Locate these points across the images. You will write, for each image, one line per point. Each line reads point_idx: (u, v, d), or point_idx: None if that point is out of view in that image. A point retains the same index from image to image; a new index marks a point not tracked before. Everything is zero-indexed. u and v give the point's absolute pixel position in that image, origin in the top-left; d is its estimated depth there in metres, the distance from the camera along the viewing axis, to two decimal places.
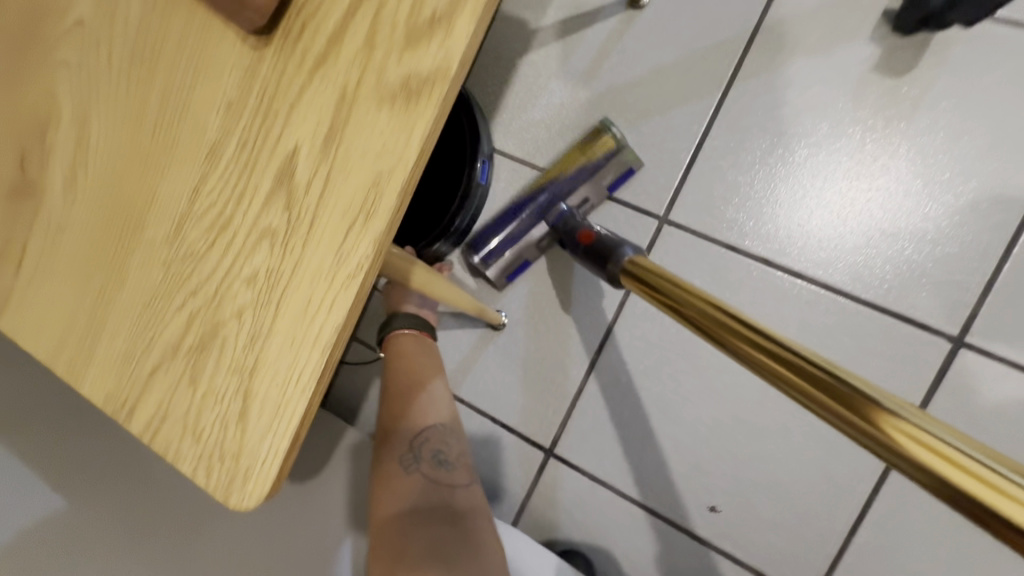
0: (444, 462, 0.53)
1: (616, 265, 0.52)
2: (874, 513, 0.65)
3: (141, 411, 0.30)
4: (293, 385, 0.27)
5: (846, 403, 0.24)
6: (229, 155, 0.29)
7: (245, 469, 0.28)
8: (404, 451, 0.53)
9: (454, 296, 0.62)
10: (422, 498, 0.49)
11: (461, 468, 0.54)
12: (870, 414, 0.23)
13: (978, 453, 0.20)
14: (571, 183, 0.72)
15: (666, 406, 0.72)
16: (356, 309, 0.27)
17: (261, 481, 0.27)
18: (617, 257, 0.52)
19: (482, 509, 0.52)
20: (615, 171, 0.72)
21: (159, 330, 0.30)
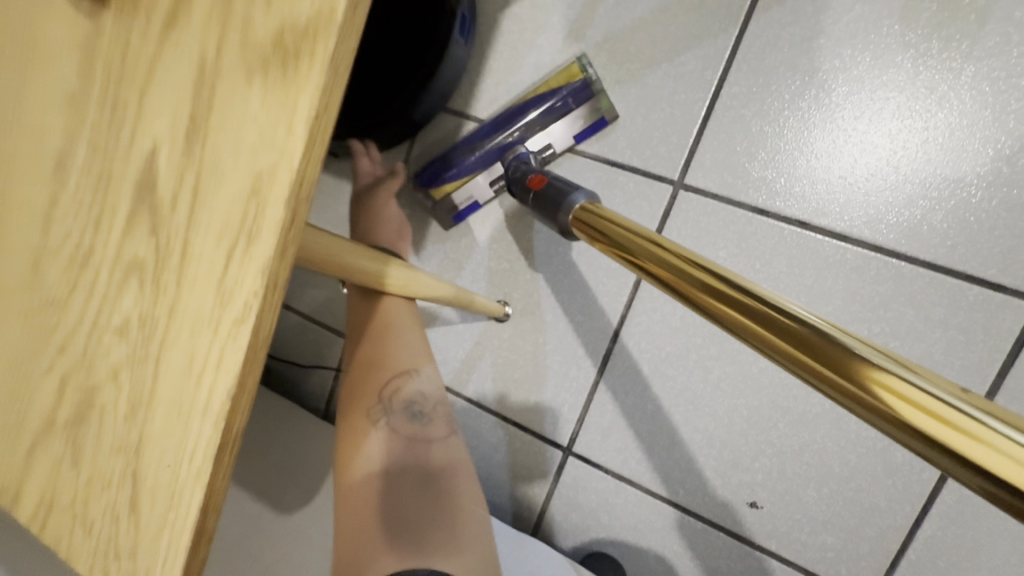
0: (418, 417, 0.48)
1: (567, 216, 0.47)
2: (942, 503, 0.57)
3: (26, 496, 0.24)
4: (188, 467, 0.21)
5: (824, 360, 0.21)
6: (78, 166, 0.22)
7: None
8: (373, 403, 0.48)
9: (438, 293, 0.55)
10: (393, 458, 0.44)
11: (438, 421, 0.49)
12: (855, 371, 0.20)
13: (980, 411, 0.16)
14: (534, 126, 0.67)
15: (694, 395, 0.64)
16: (253, 363, 0.20)
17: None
18: (567, 206, 0.47)
19: (463, 462, 0.47)
20: (581, 118, 0.66)
21: (31, 399, 0.24)
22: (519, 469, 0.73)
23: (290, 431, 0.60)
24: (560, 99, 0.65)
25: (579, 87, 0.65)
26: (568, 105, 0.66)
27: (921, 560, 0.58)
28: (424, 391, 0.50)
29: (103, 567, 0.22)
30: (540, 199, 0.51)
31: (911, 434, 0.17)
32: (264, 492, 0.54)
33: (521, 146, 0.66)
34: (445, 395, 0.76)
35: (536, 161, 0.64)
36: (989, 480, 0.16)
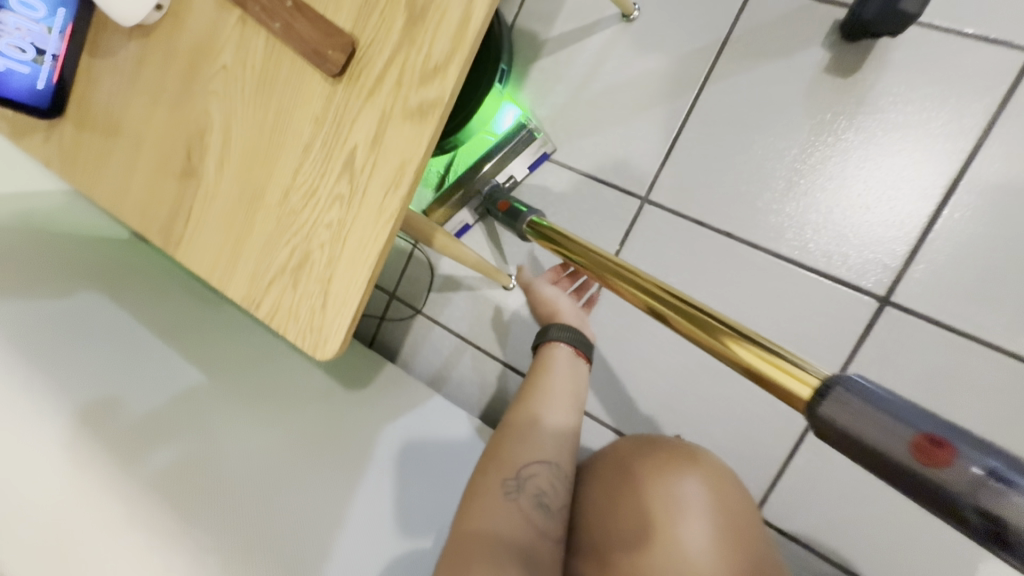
0: (541, 506, 0.63)
1: (524, 224, 0.80)
2: (808, 442, 0.78)
3: (263, 304, 0.49)
4: (354, 287, 0.46)
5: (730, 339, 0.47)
6: (316, 150, 0.48)
7: (326, 337, 0.46)
8: (509, 479, 0.63)
9: (465, 256, 0.79)
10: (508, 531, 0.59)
11: (555, 516, 0.64)
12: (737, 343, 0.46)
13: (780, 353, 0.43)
14: (498, 165, 0.94)
15: (642, 352, 0.88)
16: (390, 242, 0.45)
17: (335, 345, 0.46)
18: (524, 219, 0.80)
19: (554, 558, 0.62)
20: (532, 155, 0.94)
21: (273, 257, 0.49)
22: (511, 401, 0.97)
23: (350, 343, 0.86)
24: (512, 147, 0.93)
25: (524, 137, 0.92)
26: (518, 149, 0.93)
27: (792, 483, 0.79)
28: (552, 487, 0.65)
29: (302, 335, 0.47)
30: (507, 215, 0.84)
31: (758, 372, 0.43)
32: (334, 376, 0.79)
33: (493, 180, 0.94)
34: (460, 343, 1.00)
35: (504, 189, 0.92)
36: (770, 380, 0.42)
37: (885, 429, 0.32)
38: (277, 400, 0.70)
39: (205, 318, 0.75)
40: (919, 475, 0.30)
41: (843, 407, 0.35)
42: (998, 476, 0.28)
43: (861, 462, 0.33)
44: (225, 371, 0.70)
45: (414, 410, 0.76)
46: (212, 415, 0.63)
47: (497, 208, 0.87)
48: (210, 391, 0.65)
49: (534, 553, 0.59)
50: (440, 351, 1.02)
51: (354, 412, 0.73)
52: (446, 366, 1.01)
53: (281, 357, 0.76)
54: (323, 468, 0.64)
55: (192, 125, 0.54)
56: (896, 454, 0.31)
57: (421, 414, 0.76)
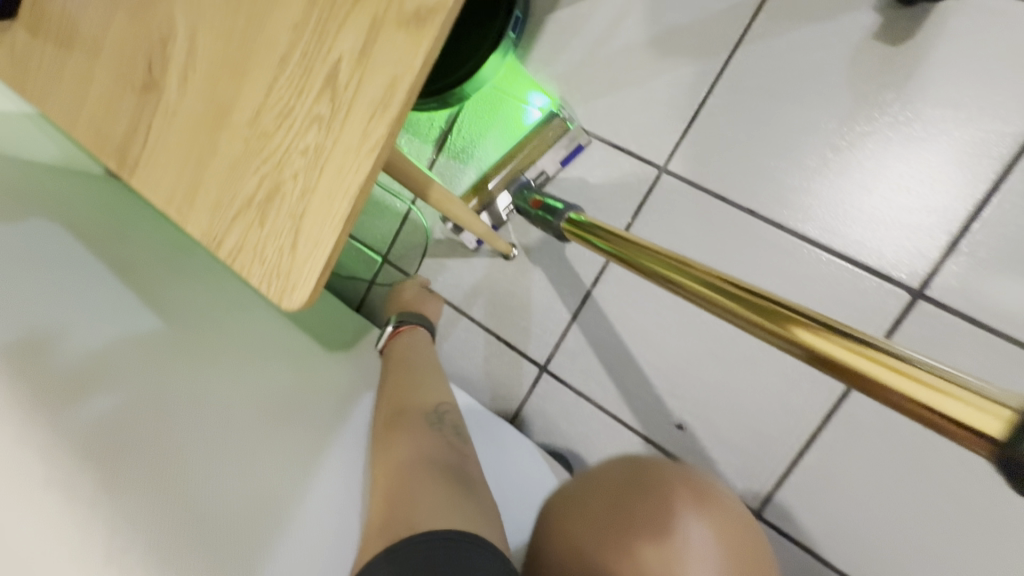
0: (458, 431, 0.64)
1: (560, 223, 0.73)
2: (821, 441, 0.73)
3: (226, 242, 0.43)
4: (328, 225, 0.39)
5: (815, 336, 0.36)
6: (294, 63, 0.41)
7: (293, 282, 0.40)
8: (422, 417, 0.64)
9: (468, 218, 0.74)
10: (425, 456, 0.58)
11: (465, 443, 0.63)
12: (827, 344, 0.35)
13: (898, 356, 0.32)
14: (530, 158, 0.85)
15: (647, 335, 0.82)
16: (374, 174, 0.38)
17: (303, 293, 0.40)
18: (560, 216, 0.73)
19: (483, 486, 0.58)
20: (567, 149, 0.84)
21: (239, 188, 0.43)
22: (503, 378, 0.91)
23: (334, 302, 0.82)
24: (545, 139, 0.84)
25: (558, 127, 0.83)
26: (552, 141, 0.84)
27: (798, 483, 0.74)
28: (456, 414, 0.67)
29: (265, 278, 0.41)
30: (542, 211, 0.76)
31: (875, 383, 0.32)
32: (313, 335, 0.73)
33: (522, 175, 0.85)
34: (454, 313, 0.94)
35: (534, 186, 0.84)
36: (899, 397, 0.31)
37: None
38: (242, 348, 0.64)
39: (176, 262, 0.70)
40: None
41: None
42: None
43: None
44: (188, 319, 0.64)
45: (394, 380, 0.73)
46: (161, 363, 0.57)
47: (529, 204, 0.81)
48: (165, 338, 0.60)
49: (464, 476, 0.57)
50: None
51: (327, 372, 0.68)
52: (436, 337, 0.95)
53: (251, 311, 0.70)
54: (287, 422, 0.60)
55: (154, 31, 0.47)
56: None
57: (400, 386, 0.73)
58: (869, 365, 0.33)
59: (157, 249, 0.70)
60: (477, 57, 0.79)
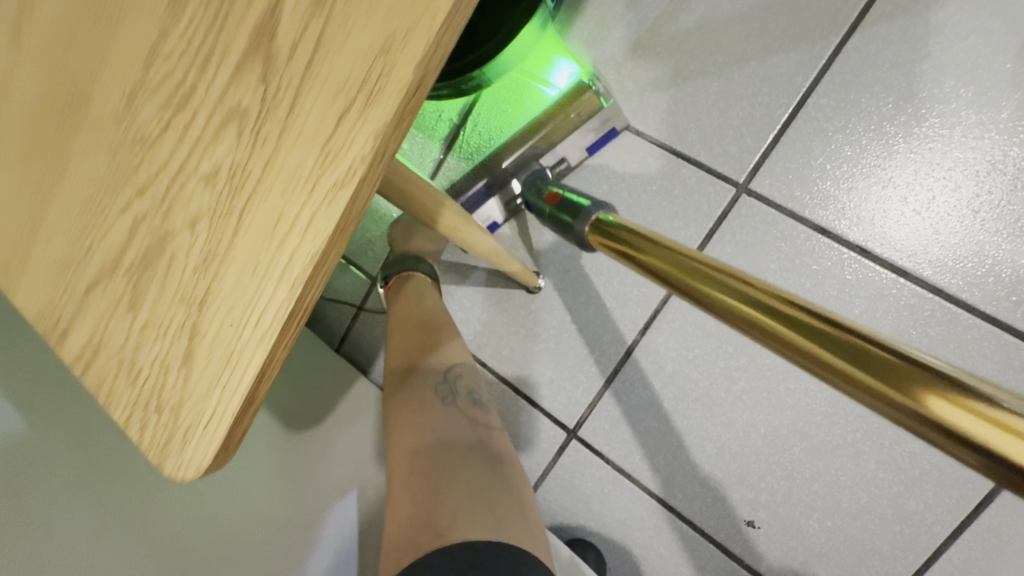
0: (478, 403, 0.53)
1: (583, 226, 0.50)
2: (945, 559, 0.56)
3: (73, 335, 0.23)
4: (251, 329, 0.20)
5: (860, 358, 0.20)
6: (195, 2, 0.21)
7: (184, 429, 0.21)
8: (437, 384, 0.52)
9: (484, 246, 0.54)
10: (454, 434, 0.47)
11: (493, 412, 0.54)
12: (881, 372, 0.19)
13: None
14: (549, 142, 0.64)
15: (712, 403, 0.63)
16: (344, 233, 0.19)
17: (203, 453, 0.21)
18: (584, 216, 0.50)
19: (513, 459, 0.50)
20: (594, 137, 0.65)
21: (99, 237, 0.23)
22: (519, 442, 0.72)
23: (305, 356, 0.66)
24: (572, 119, 0.63)
25: (590, 105, 0.62)
26: (579, 120, 0.63)
27: None
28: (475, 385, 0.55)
29: (135, 413, 0.22)
30: (557, 210, 0.54)
31: (963, 442, 0.16)
32: None
33: (537, 162, 0.65)
34: None
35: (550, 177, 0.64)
36: (1013, 471, 0.15)
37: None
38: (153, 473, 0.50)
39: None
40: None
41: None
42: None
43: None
44: (62, 418, 0.49)
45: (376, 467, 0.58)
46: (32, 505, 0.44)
47: (543, 199, 0.58)
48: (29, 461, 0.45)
49: (491, 453, 0.48)
50: None
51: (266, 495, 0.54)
52: None
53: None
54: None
55: None
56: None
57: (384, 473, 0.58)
58: (961, 413, 0.16)
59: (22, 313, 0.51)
60: (502, 36, 0.58)
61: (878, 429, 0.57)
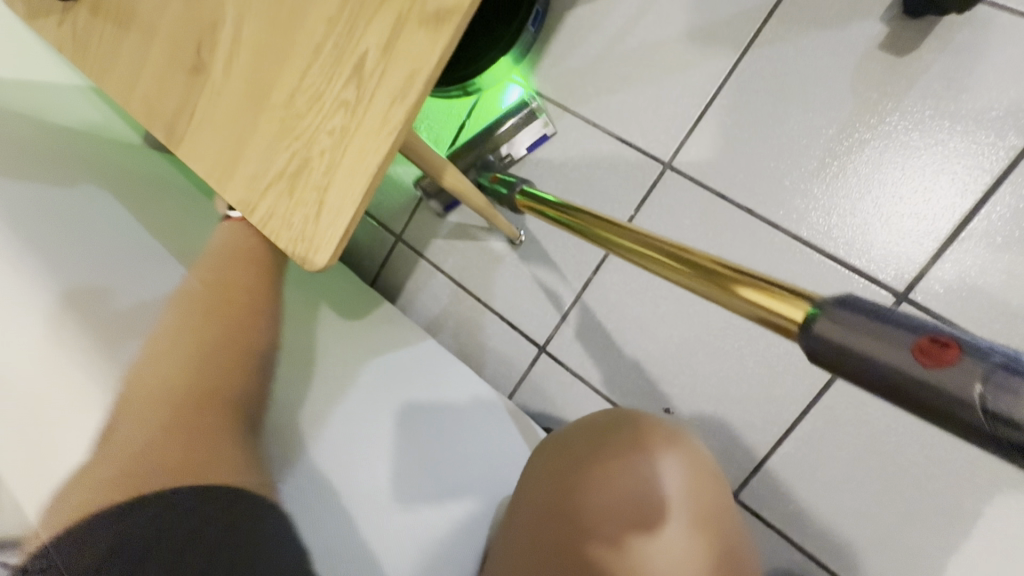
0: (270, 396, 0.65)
1: (511, 195, 0.81)
2: (800, 431, 0.77)
3: (258, 209, 0.48)
4: (349, 198, 0.44)
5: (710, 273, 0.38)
6: (327, 52, 0.46)
7: (315, 247, 0.45)
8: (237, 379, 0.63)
9: (481, 201, 0.78)
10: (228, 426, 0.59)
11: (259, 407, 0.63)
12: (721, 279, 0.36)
13: (777, 283, 0.32)
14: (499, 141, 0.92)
15: (642, 323, 0.86)
16: (391, 155, 0.43)
17: (323, 258, 0.45)
18: (512, 189, 0.81)
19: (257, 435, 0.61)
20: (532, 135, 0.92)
21: (273, 162, 0.48)
22: (504, 356, 0.96)
23: (344, 277, 0.86)
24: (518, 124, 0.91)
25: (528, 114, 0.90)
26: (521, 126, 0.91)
27: (775, 468, 0.79)
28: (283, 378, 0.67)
29: (290, 243, 0.46)
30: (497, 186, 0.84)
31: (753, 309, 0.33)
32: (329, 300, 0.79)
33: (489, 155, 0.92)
34: (461, 292, 0.99)
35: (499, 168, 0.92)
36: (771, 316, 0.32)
37: (872, 333, 0.25)
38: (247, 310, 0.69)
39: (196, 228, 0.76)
40: (912, 375, 0.24)
41: (825, 320, 0.28)
42: (1009, 368, 0.22)
43: (853, 383, 0.26)
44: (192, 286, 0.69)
45: (383, 360, 0.74)
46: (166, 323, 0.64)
47: (490, 180, 0.88)
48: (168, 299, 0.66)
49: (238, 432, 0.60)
50: (440, 298, 1.01)
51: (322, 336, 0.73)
52: (444, 314, 1.01)
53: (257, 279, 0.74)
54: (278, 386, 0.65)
55: (203, 17, 0.52)
56: (897, 371, 0.24)
57: (389, 364, 0.74)
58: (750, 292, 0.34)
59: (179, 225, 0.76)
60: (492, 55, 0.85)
61: (755, 337, 0.79)
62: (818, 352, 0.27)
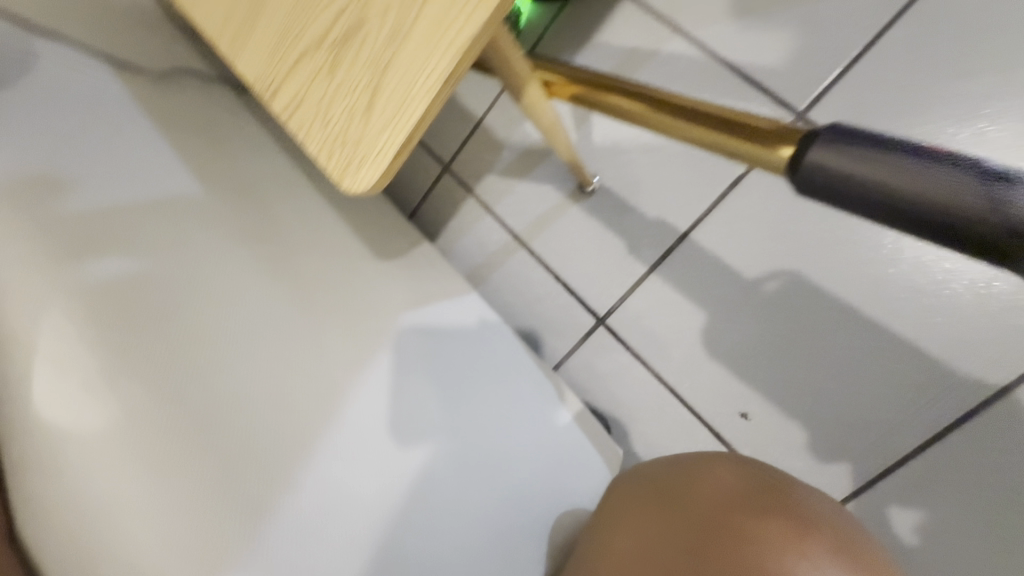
0: None
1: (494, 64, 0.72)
2: (910, 465, 0.63)
3: (283, 91, 0.33)
4: (421, 86, 0.29)
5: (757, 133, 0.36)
6: None
7: (359, 157, 0.30)
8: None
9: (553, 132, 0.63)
10: None
11: None
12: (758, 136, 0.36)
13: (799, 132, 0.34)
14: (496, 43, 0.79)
15: (731, 308, 0.71)
16: (495, 24, 0.28)
17: (371, 174, 0.30)
18: None
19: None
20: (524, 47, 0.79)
21: (311, 23, 0.33)
22: (554, 322, 0.83)
23: (376, 208, 0.71)
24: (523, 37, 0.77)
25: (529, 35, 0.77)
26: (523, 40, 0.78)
27: (870, 501, 0.66)
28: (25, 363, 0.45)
29: (323, 148, 0.32)
30: None
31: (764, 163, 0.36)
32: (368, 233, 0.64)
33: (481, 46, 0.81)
34: (513, 242, 0.85)
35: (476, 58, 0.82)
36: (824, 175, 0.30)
37: (897, 167, 0.27)
38: (249, 239, 0.53)
39: (196, 121, 0.60)
40: (913, 187, 0.27)
41: (825, 148, 0.30)
42: (1008, 179, 0.25)
43: (858, 211, 0.29)
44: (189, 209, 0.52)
45: (415, 313, 0.59)
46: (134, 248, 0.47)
47: None
48: (141, 216, 0.49)
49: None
50: (487, 245, 0.87)
51: (349, 279, 0.58)
52: (489, 265, 0.87)
53: (261, 200, 0.58)
54: (298, 343, 0.49)
55: None
56: (890, 188, 0.28)
57: (418, 317, 0.58)
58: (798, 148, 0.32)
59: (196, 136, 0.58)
60: None
61: (877, 347, 0.64)
62: (809, 180, 0.31)
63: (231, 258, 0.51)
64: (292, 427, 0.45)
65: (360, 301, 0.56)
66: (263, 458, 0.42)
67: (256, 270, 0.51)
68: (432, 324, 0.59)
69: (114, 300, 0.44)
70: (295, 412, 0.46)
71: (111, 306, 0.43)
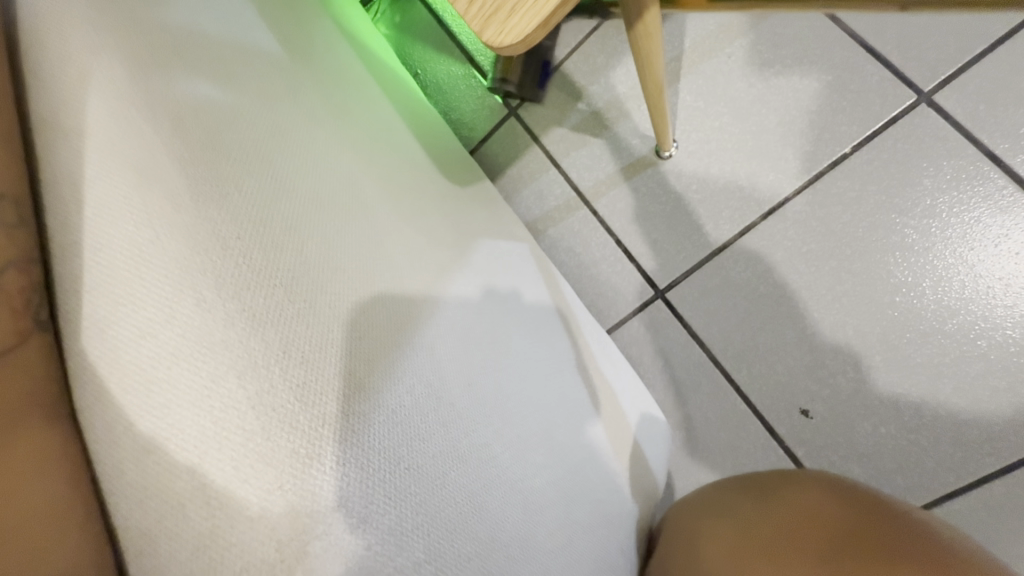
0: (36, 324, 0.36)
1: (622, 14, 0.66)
2: (986, 489, 0.58)
3: None
4: None
5: None
6: None
7: (510, 8, 0.31)
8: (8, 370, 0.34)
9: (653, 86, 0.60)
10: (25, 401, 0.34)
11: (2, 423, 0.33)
12: None
13: None
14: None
15: (809, 295, 0.66)
16: None
17: (525, 25, 0.31)
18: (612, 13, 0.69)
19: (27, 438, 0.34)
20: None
21: None
22: (606, 289, 0.77)
23: (449, 139, 0.66)
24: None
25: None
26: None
27: None
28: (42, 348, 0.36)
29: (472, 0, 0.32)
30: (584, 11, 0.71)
31: None
32: (451, 175, 0.59)
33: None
34: (576, 199, 0.79)
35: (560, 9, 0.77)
36: None
37: None
38: (342, 122, 0.48)
39: (292, 25, 0.53)
40: None
41: None
42: None
43: None
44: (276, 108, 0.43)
45: (493, 244, 0.53)
46: (218, 137, 0.38)
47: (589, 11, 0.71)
48: (221, 105, 0.40)
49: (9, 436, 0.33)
50: (545, 200, 0.81)
51: (429, 193, 0.51)
52: (544, 219, 0.81)
53: (353, 93, 0.53)
54: (377, 230, 0.42)
55: None
56: None
57: (497, 248, 0.53)
58: None
59: (293, 44, 0.51)
60: None
61: (968, 358, 0.59)
62: None
63: (317, 127, 0.44)
64: (362, 304, 0.36)
65: (463, 231, 0.50)
66: (327, 325, 0.34)
67: (345, 149, 0.45)
68: (514, 260, 0.54)
69: (193, 113, 0.38)
70: (364, 293, 0.37)
71: (182, 118, 0.38)
